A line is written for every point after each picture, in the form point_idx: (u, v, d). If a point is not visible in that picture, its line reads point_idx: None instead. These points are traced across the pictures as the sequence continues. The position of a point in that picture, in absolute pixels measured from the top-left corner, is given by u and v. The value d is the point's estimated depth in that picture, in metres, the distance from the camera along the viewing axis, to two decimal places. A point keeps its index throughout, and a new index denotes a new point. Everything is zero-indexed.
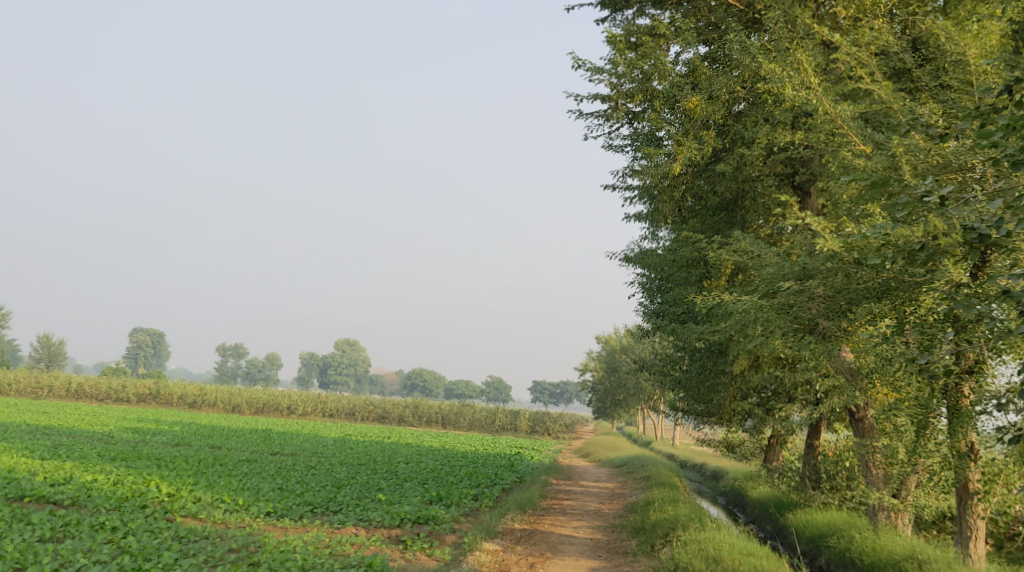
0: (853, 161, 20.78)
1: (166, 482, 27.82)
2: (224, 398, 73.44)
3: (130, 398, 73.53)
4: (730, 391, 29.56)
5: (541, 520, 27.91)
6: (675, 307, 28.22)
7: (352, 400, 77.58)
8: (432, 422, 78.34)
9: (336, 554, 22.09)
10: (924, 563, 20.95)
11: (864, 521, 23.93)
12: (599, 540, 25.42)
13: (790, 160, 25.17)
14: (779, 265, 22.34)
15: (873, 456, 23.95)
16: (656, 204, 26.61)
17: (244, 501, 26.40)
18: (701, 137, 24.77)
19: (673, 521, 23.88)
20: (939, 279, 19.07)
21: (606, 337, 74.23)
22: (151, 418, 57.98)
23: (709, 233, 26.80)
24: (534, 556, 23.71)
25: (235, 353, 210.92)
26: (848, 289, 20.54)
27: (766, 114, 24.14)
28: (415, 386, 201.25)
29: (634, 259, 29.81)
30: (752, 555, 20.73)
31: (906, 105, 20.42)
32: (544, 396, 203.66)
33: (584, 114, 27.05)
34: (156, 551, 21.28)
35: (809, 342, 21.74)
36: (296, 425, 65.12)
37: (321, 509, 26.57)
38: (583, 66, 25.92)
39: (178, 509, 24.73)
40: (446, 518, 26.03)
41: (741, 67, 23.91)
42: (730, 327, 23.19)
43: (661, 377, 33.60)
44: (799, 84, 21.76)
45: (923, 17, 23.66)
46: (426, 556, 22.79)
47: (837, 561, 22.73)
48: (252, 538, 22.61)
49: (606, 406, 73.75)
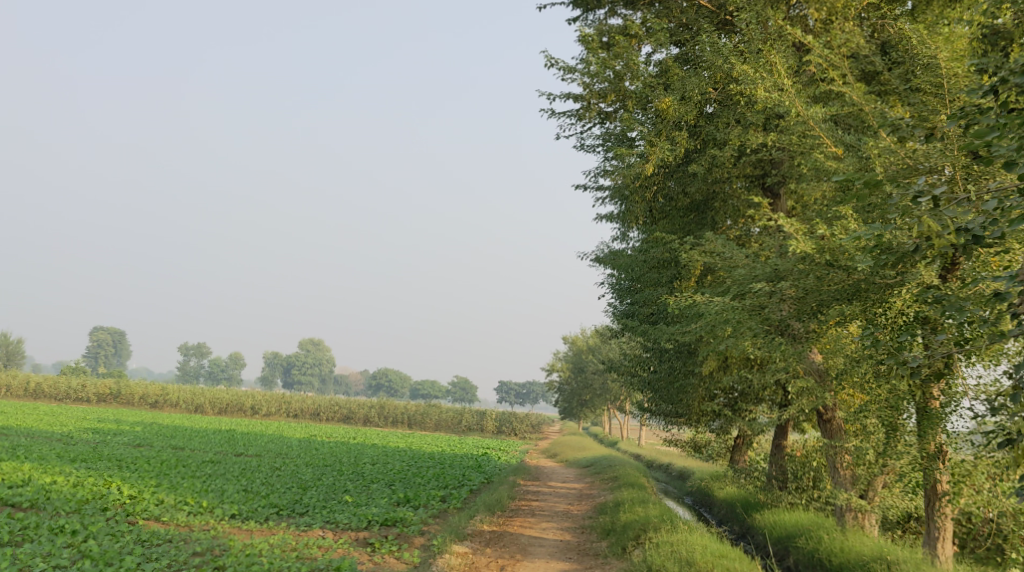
0: (826, 163, 20.66)
1: (128, 484, 27.43)
2: (188, 397, 73.73)
3: (91, 398, 72.72)
4: (700, 392, 29.57)
5: (510, 521, 27.76)
6: (645, 308, 28.20)
7: (318, 400, 77.15)
8: (398, 422, 77.80)
9: (303, 557, 21.83)
10: (893, 563, 20.74)
11: (832, 522, 23.91)
12: (569, 541, 25.32)
13: (760, 163, 25.28)
14: (751, 266, 22.26)
15: (841, 457, 23.96)
16: (628, 205, 26.68)
17: (208, 503, 26.06)
18: (673, 138, 24.72)
19: (644, 523, 23.80)
20: (911, 281, 19.09)
21: (573, 337, 74.26)
22: (111, 419, 57.29)
23: (680, 233, 26.71)
24: (504, 558, 23.57)
25: (199, 352, 209.18)
26: (820, 291, 20.38)
27: (738, 116, 24.20)
28: (380, 386, 200.56)
29: (604, 260, 29.76)
30: (725, 558, 20.69)
31: (877, 107, 20.47)
32: (509, 396, 203.63)
33: (556, 112, 27.02)
34: (118, 556, 20.93)
35: (780, 342, 21.97)
36: (260, 425, 64.61)
37: (286, 511, 26.30)
38: (556, 64, 26.06)
39: (140, 512, 24.37)
40: (415, 520, 25.83)
41: (713, 68, 23.93)
42: (702, 328, 23.14)
43: (630, 378, 33.58)
44: (771, 85, 21.60)
45: (892, 20, 23.80)
46: (395, 559, 22.58)
47: (806, 561, 22.64)
48: (217, 541, 22.31)
49: (572, 406, 73.74)
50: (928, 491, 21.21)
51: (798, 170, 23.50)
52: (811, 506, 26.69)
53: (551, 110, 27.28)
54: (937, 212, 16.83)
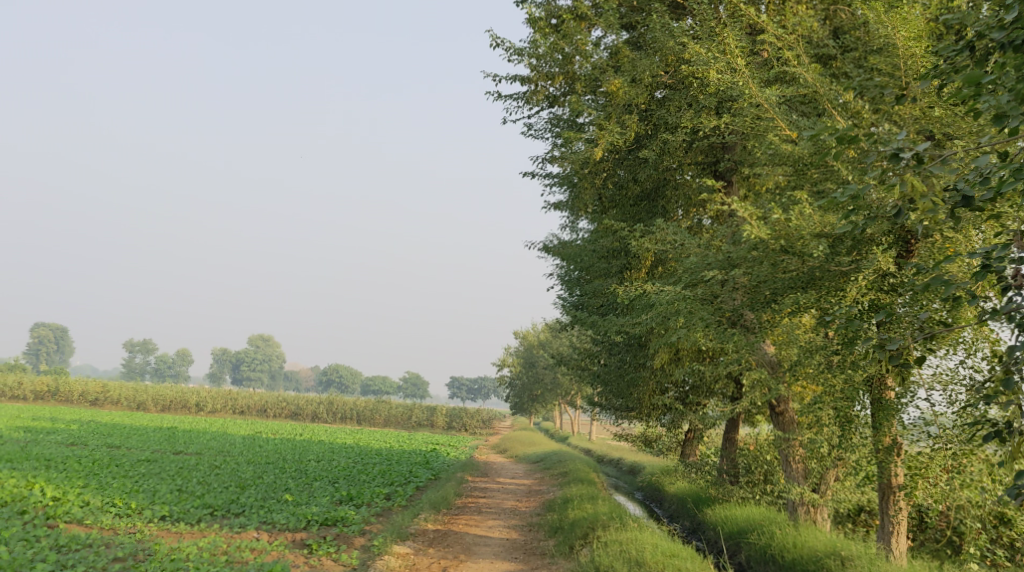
0: (782, 145, 19.70)
1: (52, 484, 26.14)
2: (130, 395, 72.17)
3: (28, 396, 71.06)
4: (650, 386, 28.80)
5: (454, 519, 26.83)
6: (594, 300, 27.36)
7: (264, 396, 75.68)
8: (346, 418, 76.24)
9: (232, 561, 20.72)
10: (846, 559, 19.90)
11: (784, 517, 23.09)
12: (515, 540, 24.44)
13: (710, 150, 24.68)
14: (702, 254, 21.09)
15: (793, 451, 23.19)
16: (577, 193, 25.94)
17: (137, 505, 24.85)
18: (624, 122, 23.86)
19: (593, 521, 22.95)
20: (866, 269, 18.47)
21: (524, 332, 73.39)
22: (48, 417, 55.69)
23: (629, 222, 25.81)
24: (447, 559, 22.62)
25: (144, 348, 205.65)
26: (773, 280, 19.32)
27: (690, 99, 23.24)
28: (331, 382, 198.38)
29: (553, 249, 28.93)
30: (676, 557, 19.88)
31: (833, 88, 19.60)
32: (461, 392, 202.74)
33: (503, 95, 26.18)
34: (30, 563, 19.68)
35: (731, 333, 20.94)
36: (203, 422, 63.00)
37: (221, 512, 25.17)
38: (502, 44, 25.37)
39: (61, 515, 23.16)
40: (356, 519, 24.83)
41: (665, 50, 23.08)
42: (652, 319, 22.29)
43: (579, 372, 32.76)
44: (723, 66, 20.60)
45: (845, 4, 23.14)
46: (331, 562, 21.52)
47: (758, 558, 21.86)
48: (141, 545, 21.18)
49: (523, 401, 72.88)
50: (884, 486, 19.93)
51: (751, 154, 22.56)
52: (762, 501, 25.93)
53: (498, 93, 26.41)
54: (920, 170, 15.43)
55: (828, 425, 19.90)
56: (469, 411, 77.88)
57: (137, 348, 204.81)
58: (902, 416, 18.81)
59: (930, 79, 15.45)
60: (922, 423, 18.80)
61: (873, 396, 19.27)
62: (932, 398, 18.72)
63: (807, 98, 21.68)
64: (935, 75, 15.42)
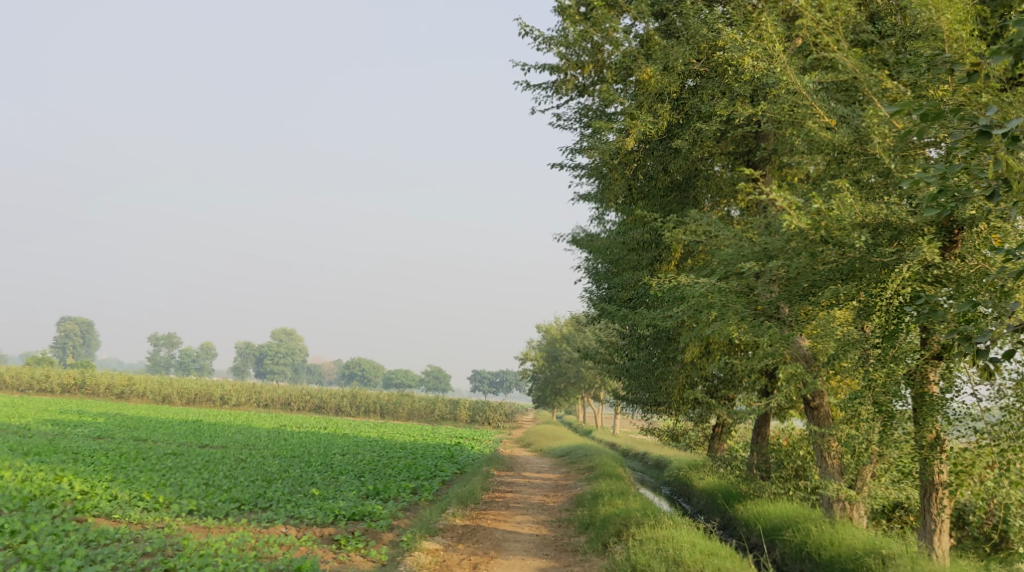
0: (820, 133, 19.35)
1: (80, 478, 26.04)
2: (155, 389, 72.30)
3: (54, 389, 71.55)
4: (680, 380, 28.32)
5: (482, 514, 26.54)
6: (623, 292, 26.93)
7: (288, 390, 75.63)
8: (369, 411, 76.03)
9: (261, 557, 20.50)
10: (887, 558, 19.42)
11: (819, 514, 22.61)
12: (546, 537, 24.10)
13: (743, 139, 24.39)
14: (737, 245, 20.65)
15: (828, 446, 22.65)
16: (605, 182, 25.04)
17: (164, 499, 24.68)
18: (656, 111, 23.47)
19: (626, 517, 22.59)
20: (911, 260, 17.93)
21: (546, 326, 73.14)
22: (75, 411, 55.79)
23: (659, 213, 25.33)
24: (477, 555, 22.30)
25: (169, 342, 206.76)
26: (813, 271, 19.15)
27: (725, 87, 22.84)
28: (354, 375, 198.32)
29: (581, 241, 28.53)
30: (715, 556, 19.53)
31: (872, 74, 19.19)
32: (483, 385, 202.70)
33: (531, 85, 25.85)
34: (58, 558, 19.52)
35: (766, 326, 20.44)
36: (229, 416, 62.92)
37: (248, 506, 24.97)
38: (531, 33, 25.03)
39: (89, 509, 23.03)
40: (383, 514, 24.58)
41: (698, 38, 22.67)
42: (684, 312, 21.80)
43: (605, 366, 32.32)
44: (760, 52, 20.18)
45: None
46: (361, 557, 21.28)
47: (794, 556, 21.42)
48: (169, 540, 20.98)
49: (547, 395, 72.58)
50: (926, 483, 19.49)
51: (787, 142, 22.13)
52: (795, 496, 25.50)
53: (526, 82, 26.08)
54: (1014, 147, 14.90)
55: (868, 420, 19.40)
56: (493, 404, 77.39)
57: (162, 342, 205.67)
58: (947, 410, 18.46)
59: (1001, 55, 14.99)
60: (966, 418, 18.38)
61: (915, 391, 18.78)
62: (979, 393, 18.29)
63: (845, 84, 21.23)
64: (1007, 51, 14.96)
